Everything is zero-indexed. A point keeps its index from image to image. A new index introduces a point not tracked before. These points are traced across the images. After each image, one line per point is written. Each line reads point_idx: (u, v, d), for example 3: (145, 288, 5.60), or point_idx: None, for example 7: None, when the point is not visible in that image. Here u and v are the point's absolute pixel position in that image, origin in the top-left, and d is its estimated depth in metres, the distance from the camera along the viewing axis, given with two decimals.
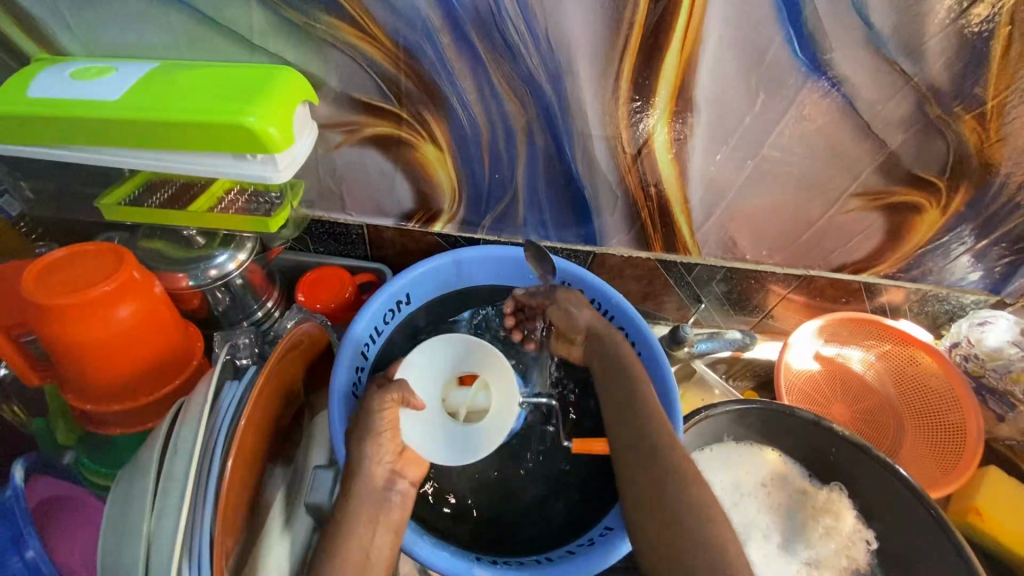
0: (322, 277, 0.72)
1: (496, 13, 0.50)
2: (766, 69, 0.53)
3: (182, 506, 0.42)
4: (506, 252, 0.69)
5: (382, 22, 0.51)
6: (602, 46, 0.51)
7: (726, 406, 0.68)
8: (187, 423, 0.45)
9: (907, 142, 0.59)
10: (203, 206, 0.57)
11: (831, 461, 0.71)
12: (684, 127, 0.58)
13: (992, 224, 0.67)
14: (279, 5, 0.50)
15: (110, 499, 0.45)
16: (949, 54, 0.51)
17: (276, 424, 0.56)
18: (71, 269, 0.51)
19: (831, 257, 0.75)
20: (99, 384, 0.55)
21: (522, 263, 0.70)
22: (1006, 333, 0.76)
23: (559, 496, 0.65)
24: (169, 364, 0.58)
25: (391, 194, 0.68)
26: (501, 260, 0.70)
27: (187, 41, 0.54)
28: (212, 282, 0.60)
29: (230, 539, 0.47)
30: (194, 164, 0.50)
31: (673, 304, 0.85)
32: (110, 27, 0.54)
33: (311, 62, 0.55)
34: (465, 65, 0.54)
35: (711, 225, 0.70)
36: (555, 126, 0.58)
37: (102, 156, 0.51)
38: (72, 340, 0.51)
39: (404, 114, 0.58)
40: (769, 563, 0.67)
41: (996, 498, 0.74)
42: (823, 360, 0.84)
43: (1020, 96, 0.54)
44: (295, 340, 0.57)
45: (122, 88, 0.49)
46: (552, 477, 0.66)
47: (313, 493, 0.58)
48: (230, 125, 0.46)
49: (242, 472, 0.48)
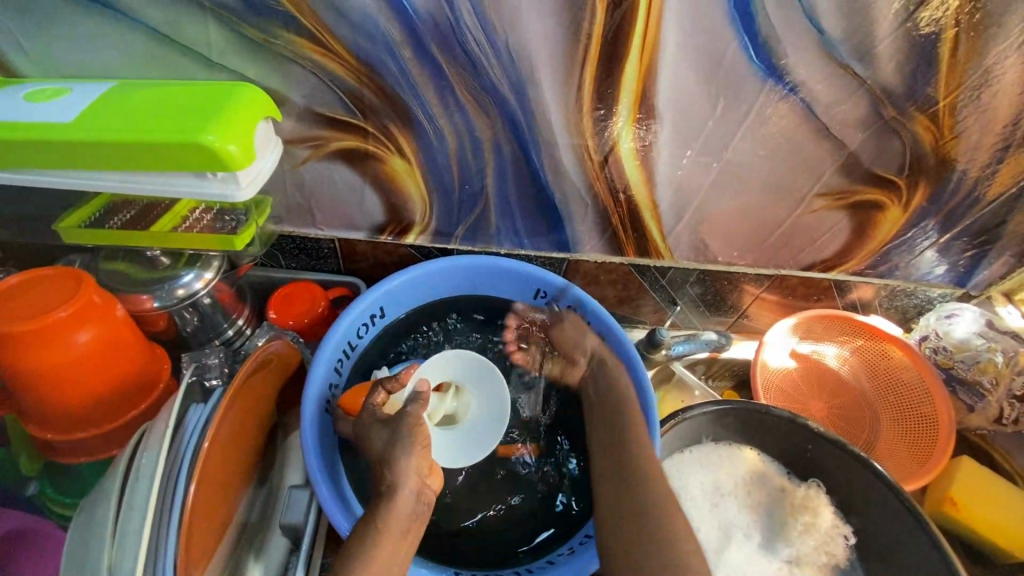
0: (294, 292, 0.72)
1: (454, 24, 0.50)
2: (725, 75, 0.54)
3: (143, 535, 0.41)
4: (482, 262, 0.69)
5: (342, 37, 0.51)
6: (562, 55, 0.52)
7: (701, 408, 0.68)
8: (149, 450, 0.44)
9: (865, 141, 0.60)
10: (167, 226, 0.57)
11: (809, 458, 0.71)
12: (649, 133, 0.59)
13: (955, 218, 0.69)
14: (237, 22, 0.50)
15: (74, 529, 0.44)
16: (900, 56, 0.53)
17: (248, 444, 0.55)
18: (28, 296, 0.50)
19: (801, 257, 0.76)
20: (59, 413, 0.53)
21: (501, 272, 0.70)
22: (972, 325, 0.78)
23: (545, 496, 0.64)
24: (135, 388, 0.57)
25: (361, 208, 0.67)
26: (478, 272, 0.70)
27: (143, 59, 0.53)
28: (180, 301, 0.59)
29: (196, 568, 0.45)
30: (153, 185, 0.49)
31: (649, 308, 0.85)
32: (64, 48, 0.53)
33: (273, 79, 0.55)
34: (427, 77, 0.54)
35: (681, 228, 0.71)
36: (521, 136, 0.59)
37: (58, 179, 0.50)
38: (27, 368, 0.49)
39: (370, 128, 0.58)
40: (751, 562, 0.67)
41: (970, 487, 0.75)
42: (799, 357, 0.85)
43: (970, 95, 0.56)
44: (263, 358, 0.56)
45: (76, 109, 0.48)
46: (537, 477, 0.65)
47: (290, 514, 0.58)
48: (186, 143, 0.45)
49: (209, 496, 0.47)
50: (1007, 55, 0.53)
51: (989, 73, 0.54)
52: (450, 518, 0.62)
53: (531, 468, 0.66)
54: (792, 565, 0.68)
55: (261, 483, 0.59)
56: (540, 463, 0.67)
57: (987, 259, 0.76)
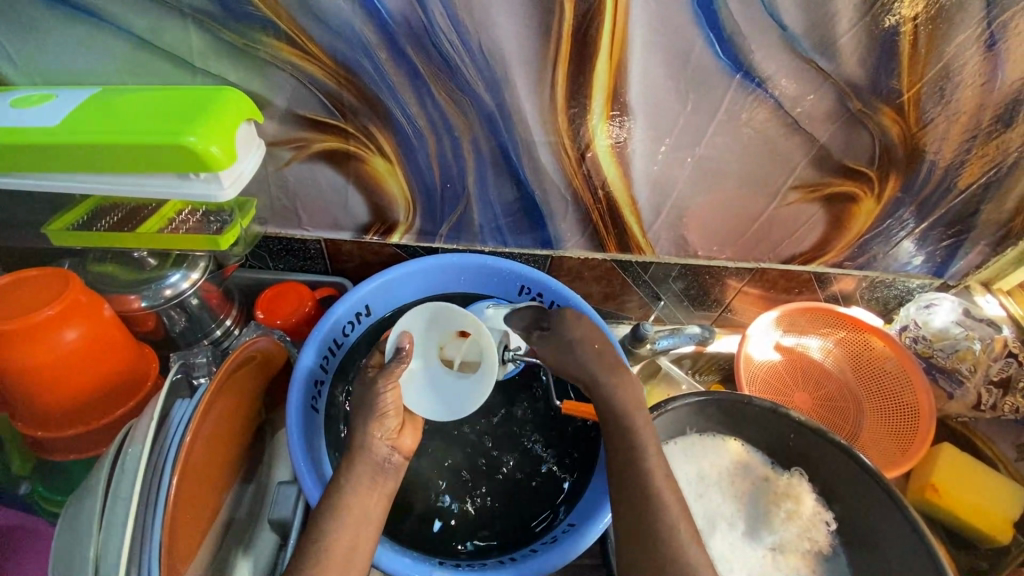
0: (280, 293, 0.73)
1: (429, 28, 0.51)
2: (693, 72, 0.56)
3: (127, 524, 0.42)
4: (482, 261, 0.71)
5: (320, 40, 0.52)
6: (535, 54, 0.53)
7: (684, 399, 0.70)
8: (134, 442, 0.45)
9: (835, 134, 0.62)
10: (153, 227, 0.58)
11: (792, 447, 0.72)
12: (623, 130, 0.60)
13: (929, 207, 0.70)
14: (217, 28, 0.52)
15: (62, 521, 0.45)
16: (862, 50, 0.54)
17: (234, 439, 0.56)
18: (17, 295, 0.51)
19: (780, 249, 0.77)
20: (48, 410, 0.54)
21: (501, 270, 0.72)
22: (951, 314, 0.80)
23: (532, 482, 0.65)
24: (124, 385, 0.58)
25: (346, 208, 0.68)
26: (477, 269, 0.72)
27: (128, 65, 0.55)
28: (167, 301, 0.60)
29: (182, 560, 0.46)
30: (138, 186, 0.50)
31: (634, 304, 0.86)
32: (51, 56, 0.54)
33: (256, 83, 0.56)
34: (405, 78, 0.55)
35: (660, 224, 0.72)
36: (500, 136, 0.60)
37: (44, 181, 0.51)
38: (15, 366, 0.50)
39: (351, 129, 0.60)
40: (735, 551, 0.68)
41: (951, 473, 0.76)
42: (783, 350, 0.86)
43: (933, 87, 0.57)
44: (246, 356, 0.57)
45: (62, 113, 0.49)
46: (527, 461, 0.66)
47: (278, 509, 0.59)
48: (170, 145, 0.46)
49: (194, 488, 0.48)
50: (967, 47, 0.54)
51: (950, 66, 0.56)
52: (435, 512, 0.63)
53: (517, 457, 0.66)
54: (776, 553, 0.69)
55: (249, 478, 0.60)
56: (530, 448, 0.67)
57: (963, 248, 0.77)
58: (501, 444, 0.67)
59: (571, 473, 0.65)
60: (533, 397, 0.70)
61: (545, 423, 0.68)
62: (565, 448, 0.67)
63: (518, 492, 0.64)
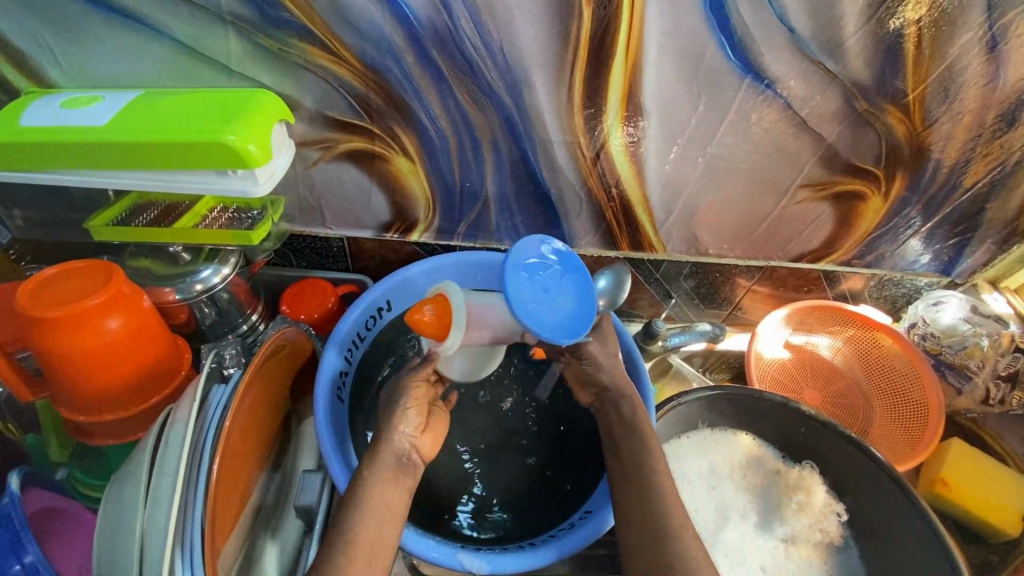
0: (304, 289, 0.75)
1: (454, 33, 0.54)
2: (705, 74, 0.58)
3: (173, 499, 0.44)
4: (524, 316, 0.50)
5: (350, 45, 0.55)
6: (554, 56, 0.56)
7: (696, 393, 0.71)
8: (176, 423, 0.47)
9: (842, 134, 0.64)
10: (188, 223, 0.61)
11: (803, 441, 0.74)
12: (637, 130, 0.63)
13: (935, 205, 0.72)
14: (253, 33, 0.55)
15: (107, 499, 0.47)
16: (867, 52, 0.57)
17: (264, 426, 0.58)
18: (63, 286, 0.54)
19: (789, 247, 0.79)
20: (89, 397, 0.57)
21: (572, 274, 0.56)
22: (959, 311, 0.81)
23: (546, 471, 0.67)
24: (158, 375, 0.61)
25: (368, 207, 0.71)
26: (537, 263, 0.54)
27: (167, 68, 0.58)
28: (199, 295, 0.63)
29: (220, 538, 0.48)
30: (180, 183, 0.53)
31: (646, 302, 0.88)
32: (96, 59, 0.57)
33: (286, 85, 0.59)
34: (429, 81, 0.58)
35: (673, 222, 0.74)
36: (519, 135, 0.63)
37: (90, 178, 0.54)
38: (63, 351, 0.53)
39: (376, 130, 0.62)
40: (746, 542, 0.69)
41: (960, 467, 0.77)
42: (792, 348, 0.88)
43: (937, 88, 0.60)
44: (276, 345, 0.59)
45: (109, 114, 0.52)
46: (542, 449, 0.68)
47: (303, 496, 0.61)
48: (212, 143, 0.49)
49: (231, 469, 0.50)
50: (969, 48, 0.56)
51: (953, 67, 0.58)
52: (454, 500, 0.64)
53: (532, 448, 0.68)
54: (788, 545, 0.69)
55: (276, 465, 0.62)
56: (543, 437, 0.69)
57: (970, 247, 0.79)
58: (518, 434, 0.69)
59: (586, 464, 0.67)
60: (544, 385, 0.71)
61: (558, 413, 0.70)
62: (580, 441, 0.68)
63: (534, 483, 0.66)
